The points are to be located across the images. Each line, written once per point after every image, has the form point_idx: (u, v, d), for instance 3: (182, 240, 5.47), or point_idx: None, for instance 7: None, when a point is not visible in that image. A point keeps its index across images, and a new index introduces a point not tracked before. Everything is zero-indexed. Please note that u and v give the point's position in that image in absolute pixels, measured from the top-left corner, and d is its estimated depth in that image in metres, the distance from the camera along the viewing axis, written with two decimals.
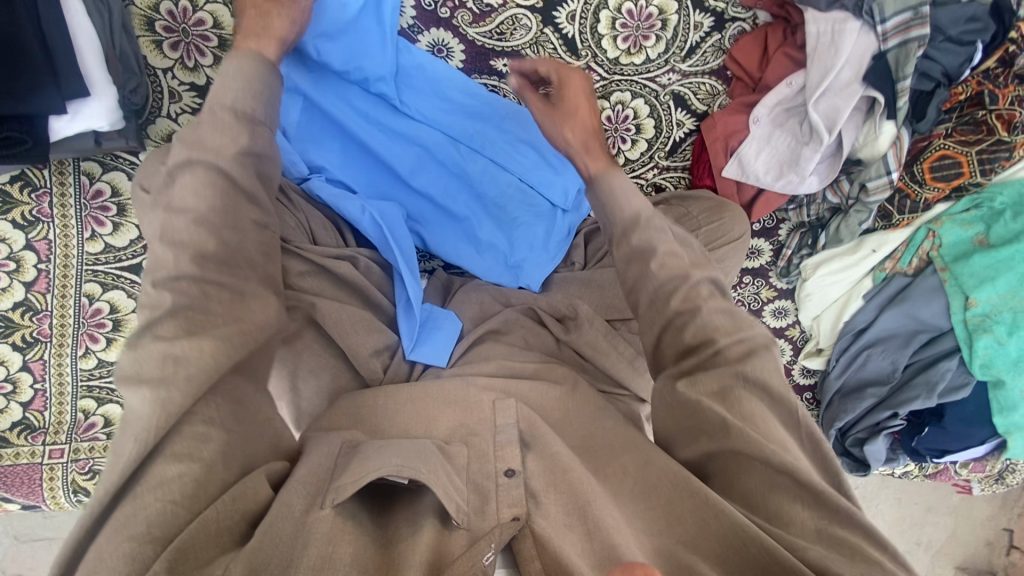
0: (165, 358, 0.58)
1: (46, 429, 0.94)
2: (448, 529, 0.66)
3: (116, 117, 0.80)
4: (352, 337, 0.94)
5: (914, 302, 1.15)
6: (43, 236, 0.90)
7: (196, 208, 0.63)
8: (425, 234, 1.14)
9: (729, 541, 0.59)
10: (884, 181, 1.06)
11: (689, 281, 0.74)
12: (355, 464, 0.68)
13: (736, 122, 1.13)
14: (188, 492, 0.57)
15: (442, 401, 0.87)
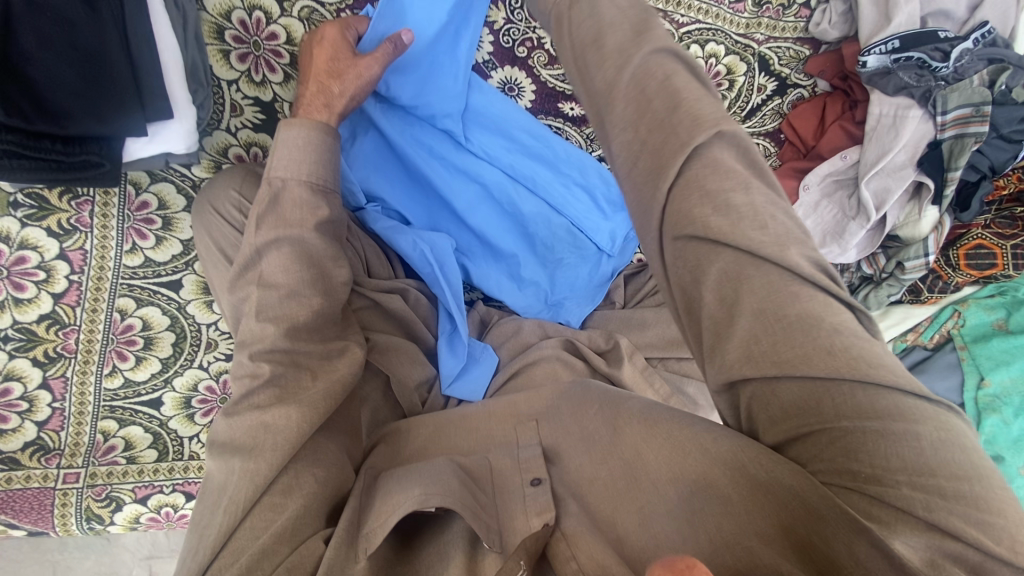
0: (259, 426, 0.70)
1: (61, 451, 0.87)
2: (477, 552, 0.66)
3: (193, 140, 0.78)
4: (401, 370, 0.93)
5: (931, 376, 1.19)
6: (80, 246, 0.84)
7: (287, 284, 0.75)
8: (471, 268, 1.10)
9: (756, 490, 0.48)
10: (921, 261, 1.10)
11: (634, 60, 0.53)
12: (380, 505, 0.68)
13: (788, 186, 1.16)
14: (255, 565, 0.62)
15: (459, 429, 0.83)
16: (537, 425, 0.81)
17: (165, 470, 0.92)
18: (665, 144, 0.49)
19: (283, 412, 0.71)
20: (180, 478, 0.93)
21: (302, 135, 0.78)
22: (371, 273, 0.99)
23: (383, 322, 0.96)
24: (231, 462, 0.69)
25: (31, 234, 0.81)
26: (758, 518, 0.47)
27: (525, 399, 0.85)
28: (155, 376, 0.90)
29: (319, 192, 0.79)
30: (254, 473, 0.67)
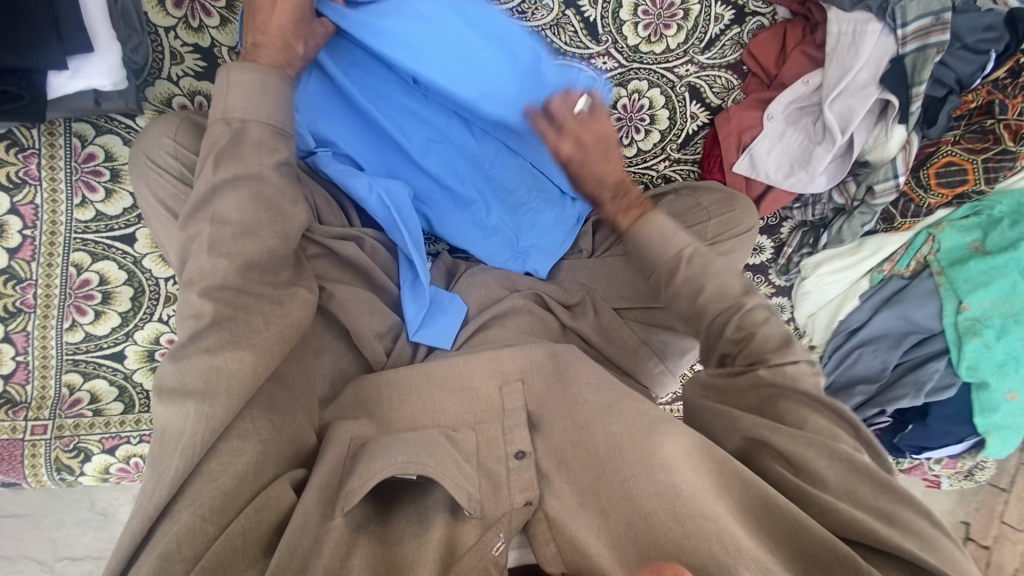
0: (208, 368, 0.68)
1: (28, 404, 0.90)
2: (458, 521, 0.73)
3: (120, 77, 0.76)
4: (357, 320, 0.91)
5: (907, 305, 1.19)
6: (30, 201, 0.86)
7: (238, 220, 0.75)
8: (431, 216, 1.07)
9: (786, 533, 0.66)
10: (890, 184, 1.08)
11: (741, 310, 0.81)
12: (362, 468, 0.73)
13: (751, 117, 1.12)
14: (217, 506, 0.64)
15: (432, 380, 0.87)
16: (523, 386, 0.86)
17: (131, 422, 0.94)
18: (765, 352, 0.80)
19: (238, 355, 0.70)
20: (145, 429, 0.95)
21: (257, 80, 0.79)
22: (323, 221, 0.95)
23: (335, 271, 0.94)
24: (185, 406, 0.67)
25: None
26: (773, 546, 0.66)
27: (510, 356, 0.88)
28: (116, 329, 0.92)
29: (279, 134, 0.80)
30: (209, 416, 0.66)
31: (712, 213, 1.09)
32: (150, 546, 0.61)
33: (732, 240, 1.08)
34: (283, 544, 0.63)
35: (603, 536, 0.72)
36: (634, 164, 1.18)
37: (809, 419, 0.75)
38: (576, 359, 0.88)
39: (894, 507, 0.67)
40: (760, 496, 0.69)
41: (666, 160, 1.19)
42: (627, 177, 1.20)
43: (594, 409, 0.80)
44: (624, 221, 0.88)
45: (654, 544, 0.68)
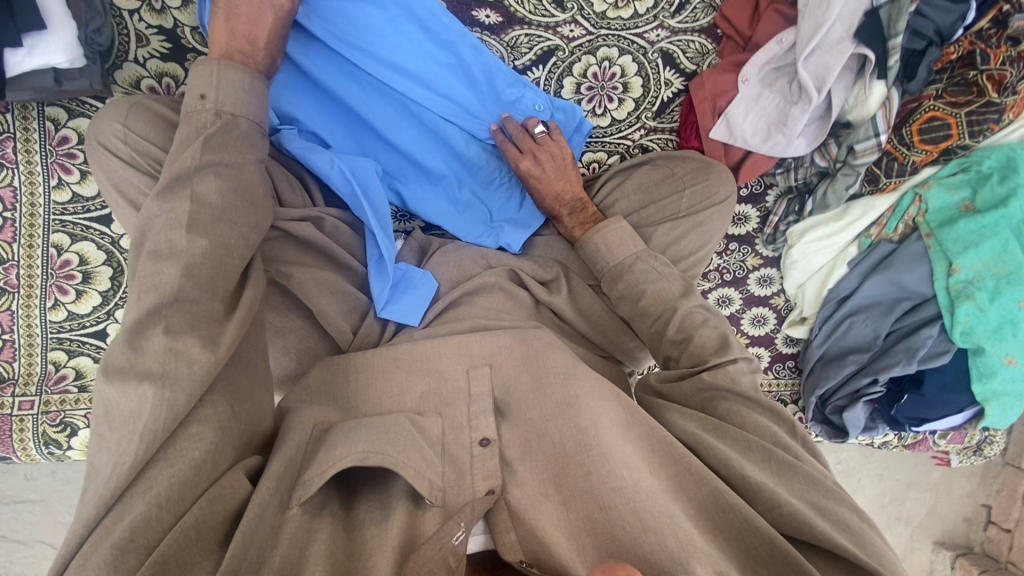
0: (167, 351, 0.61)
1: (15, 380, 0.94)
2: (419, 508, 0.68)
3: (76, 54, 0.79)
4: (318, 299, 0.89)
5: (897, 269, 1.16)
6: (8, 183, 0.90)
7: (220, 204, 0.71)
8: (404, 192, 1.07)
9: (731, 521, 0.65)
10: (871, 143, 1.05)
11: (679, 311, 0.92)
12: (320, 457, 0.68)
13: (725, 81, 1.09)
14: (174, 495, 0.59)
15: (400, 364, 0.83)
16: (491, 370, 0.83)
17: None
18: (703, 351, 0.89)
19: (199, 343, 0.63)
20: None
21: (244, 78, 0.77)
22: (283, 204, 0.94)
23: (293, 254, 0.91)
24: (141, 390, 0.60)
25: None
26: (720, 539, 0.64)
27: (477, 339, 0.85)
28: (97, 308, 0.96)
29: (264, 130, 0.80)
30: (170, 402, 0.60)
31: (687, 182, 1.07)
32: (92, 540, 0.55)
33: (708, 211, 1.06)
34: (235, 543, 0.57)
35: (562, 525, 0.69)
36: (608, 134, 1.17)
37: (748, 417, 0.78)
38: (545, 347, 0.85)
39: (835, 505, 0.67)
40: (709, 489, 0.68)
41: (641, 128, 1.17)
42: (602, 147, 1.18)
43: (563, 399, 0.78)
44: (575, 229, 1.04)
45: (612, 535, 0.64)
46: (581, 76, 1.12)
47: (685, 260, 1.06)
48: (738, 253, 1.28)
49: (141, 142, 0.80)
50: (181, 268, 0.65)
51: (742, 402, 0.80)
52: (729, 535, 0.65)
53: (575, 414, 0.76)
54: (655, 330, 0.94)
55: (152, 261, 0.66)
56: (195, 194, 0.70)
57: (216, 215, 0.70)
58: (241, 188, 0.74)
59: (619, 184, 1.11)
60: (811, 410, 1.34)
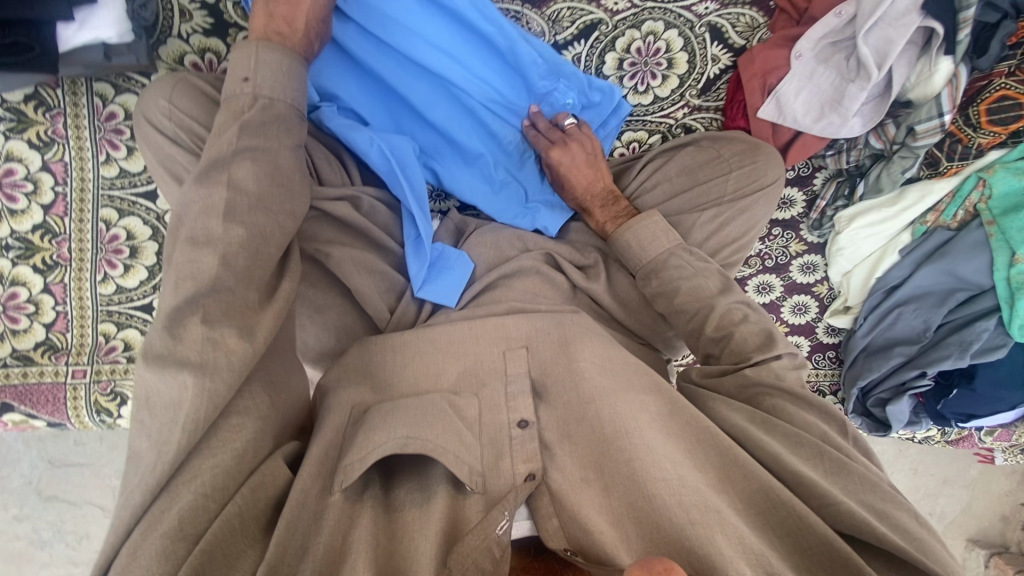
0: (205, 341, 0.61)
1: (68, 350, 0.98)
2: (461, 495, 0.69)
3: (125, 29, 0.79)
4: (356, 279, 0.89)
5: (954, 259, 1.10)
6: (59, 158, 0.92)
7: (256, 190, 0.69)
8: (439, 171, 1.05)
9: (784, 520, 0.64)
10: (934, 123, 0.99)
11: (717, 309, 0.89)
12: (360, 441, 0.68)
13: (776, 57, 1.03)
14: (218, 484, 0.61)
15: (436, 345, 0.81)
16: (527, 353, 0.82)
17: None
18: (746, 347, 0.86)
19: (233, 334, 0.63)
20: None
21: (281, 60, 0.76)
22: (322, 181, 0.94)
23: (330, 235, 0.91)
24: (181, 377, 0.59)
25: (16, 146, 0.90)
26: (772, 538, 0.63)
27: (514, 321, 0.84)
28: (145, 282, 0.98)
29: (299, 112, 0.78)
30: (212, 392, 0.60)
31: (733, 165, 1.04)
32: (143, 529, 0.56)
33: (753, 195, 1.02)
34: (274, 541, 0.57)
35: (604, 510, 0.68)
36: (649, 112, 1.13)
37: (796, 415, 0.76)
38: (582, 334, 0.83)
39: (894, 510, 0.65)
40: (759, 484, 0.67)
41: (685, 107, 1.13)
42: (643, 126, 1.15)
43: (603, 388, 0.77)
44: (605, 223, 1.01)
45: (657, 523, 0.64)
46: (624, 52, 1.08)
47: (728, 245, 1.03)
48: (781, 239, 1.24)
49: (185, 118, 0.80)
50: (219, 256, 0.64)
51: (790, 399, 0.78)
52: (780, 532, 0.63)
53: (615, 403, 0.75)
54: (691, 327, 0.91)
55: (190, 249, 0.64)
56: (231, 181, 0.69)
57: (252, 205, 0.69)
58: (279, 177, 0.73)
59: (661, 165, 1.08)
60: (851, 401, 1.31)
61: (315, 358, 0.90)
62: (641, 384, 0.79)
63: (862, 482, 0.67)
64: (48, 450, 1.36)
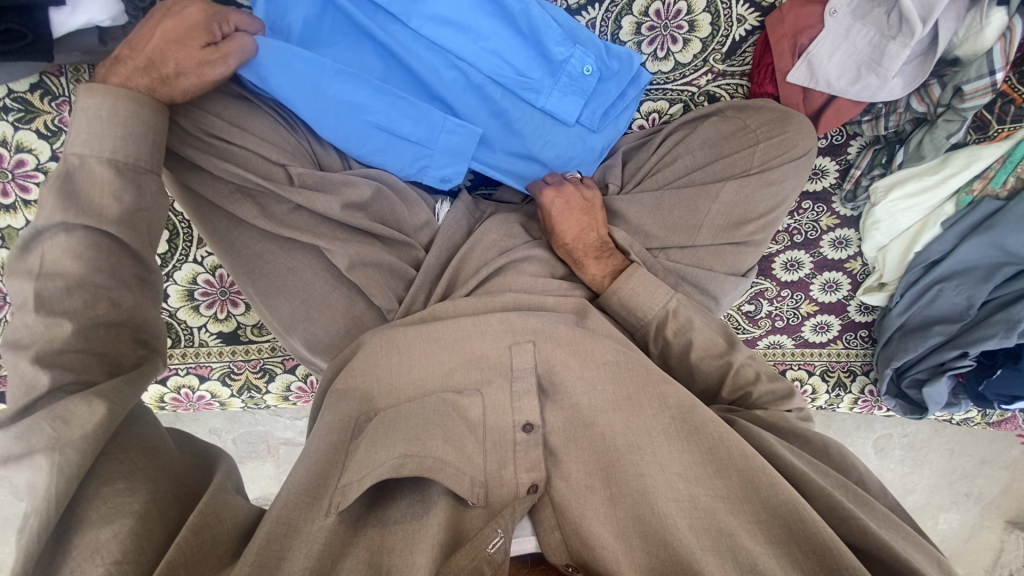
0: (55, 419, 0.54)
1: None
2: (462, 506, 0.68)
3: (116, 11, 0.77)
4: (359, 274, 0.87)
5: (1002, 230, 1.01)
6: None
7: (71, 271, 0.62)
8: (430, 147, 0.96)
9: (801, 544, 0.59)
10: (984, 83, 0.89)
11: (734, 365, 0.86)
12: (357, 462, 0.66)
13: (809, 14, 0.96)
14: (128, 550, 0.53)
15: (442, 345, 0.79)
16: (533, 348, 0.79)
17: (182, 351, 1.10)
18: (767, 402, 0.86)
19: (87, 401, 0.57)
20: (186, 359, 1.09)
21: (106, 105, 0.68)
22: (323, 166, 0.93)
23: (323, 225, 0.88)
24: (32, 462, 0.52)
25: (25, 137, 0.90)
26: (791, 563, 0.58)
27: (520, 315, 0.81)
28: None
29: (128, 172, 0.68)
30: (62, 465, 0.53)
31: (761, 134, 0.97)
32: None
33: (782, 167, 0.96)
34: (250, 554, 0.57)
35: (610, 522, 0.67)
36: (670, 80, 1.06)
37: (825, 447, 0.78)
38: (588, 336, 0.80)
39: (922, 555, 0.62)
40: (780, 498, 0.61)
41: (708, 73, 1.06)
42: (664, 95, 1.08)
43: (608, 402, 0.75)
44: (600, 278, 0.94)
45: (664, 543, 0.62)
46: (642, 15, 1.01)
47: (753, 221, 0.96)
48: (812, 212, 1.17)
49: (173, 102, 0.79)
50: (37, 360, 0.58)
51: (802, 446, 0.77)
52: (803, 554, 0.58)
53: (627, 417, 0.73)
54: (706, 390, 0.89)
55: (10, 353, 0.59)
56: (43, 267, 0.62)
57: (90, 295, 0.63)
58: (103, 257, 0.64)
59: (682, 137, 1.03)
60: (885, 383, 1.25)
61: (324, 348, 0.90)
62: (659, 398, 0.74)
63: (885, 520, 0.65)
64: None
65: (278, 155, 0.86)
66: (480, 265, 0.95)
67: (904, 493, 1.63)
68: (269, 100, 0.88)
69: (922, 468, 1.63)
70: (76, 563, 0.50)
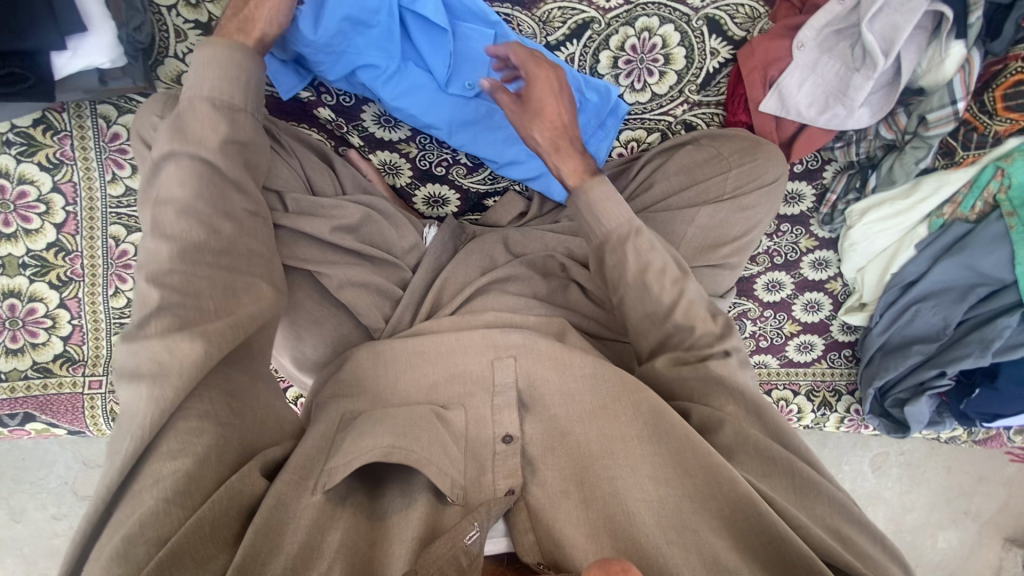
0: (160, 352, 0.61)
1: (85, 361, 1.03)
2: (442, 504, 0.69)
3: (116, 54, 0.82)
4: (347, 294, 0.91)
5: (973, 253, 1.04)
6: (68, 179, 0.96)
7: (181, 197, 0.69)
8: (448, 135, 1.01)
9: (760, 537, 0.61)
10: (946, 112, 0.94)
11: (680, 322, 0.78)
12: (348, 445, 0.69)
13: (778, 48, 1.00)
14: (180, 488, 0.57)
15: (427, 358, 0.83)
16: (514, 362, 0.81)
17: None
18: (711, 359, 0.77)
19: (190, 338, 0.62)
20: None
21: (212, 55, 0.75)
22: (314, 190, 0.96)
23: (314, 248, 0.91)
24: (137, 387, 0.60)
25: (27, 169, 0.94)
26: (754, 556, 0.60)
27: (501, 331, 0.84)
28: None
29: (224, 110, 0.73)
30: (159, 399, 0.59)
31: (733, 162, 1.01)
32: (106, 534, 0.55)
33: (754, 193, 1.00)
34: (247, 540, 0.57)
35: (583, 523, 0.69)
36: (648, 110, 1.10)
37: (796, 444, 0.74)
38: (567, 348, 0.81)
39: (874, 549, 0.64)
40: (739, 491, 0.63)
41: (684, 103, 1.10)
42: (641, 125, 1.12)
43: (585, 411, 0.77)
44: (569, 175, 0.83)
45: (636, 543, 0.64)
46: (619, 49, 1.05)
47: (727, 244, 0.99)
48: (790, 235, 1.20)
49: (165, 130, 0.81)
50: (150, 279, 0.65)
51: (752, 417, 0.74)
52: (763, 549, 0.60)
53: (602, 425, 0.75)
54: (654, 311, 0.79)
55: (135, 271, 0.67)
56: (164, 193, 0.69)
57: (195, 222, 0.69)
58: (210, 188, 0.70)
59: (660, 163, 1.07)
60: (869, 402, 1.26)
61: (314, 367, 0.92)
62: (632, 404, 0.75)
63: (831, 503, 0.67)
64: (81, 451, 1.43)
65: (272, 182, 0.89)
66: (458, 289, 0.98)
67: (903, 512, 1.62)
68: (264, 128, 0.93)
69: (918, 486, 1.63)
70: (142, 489, 0.57)
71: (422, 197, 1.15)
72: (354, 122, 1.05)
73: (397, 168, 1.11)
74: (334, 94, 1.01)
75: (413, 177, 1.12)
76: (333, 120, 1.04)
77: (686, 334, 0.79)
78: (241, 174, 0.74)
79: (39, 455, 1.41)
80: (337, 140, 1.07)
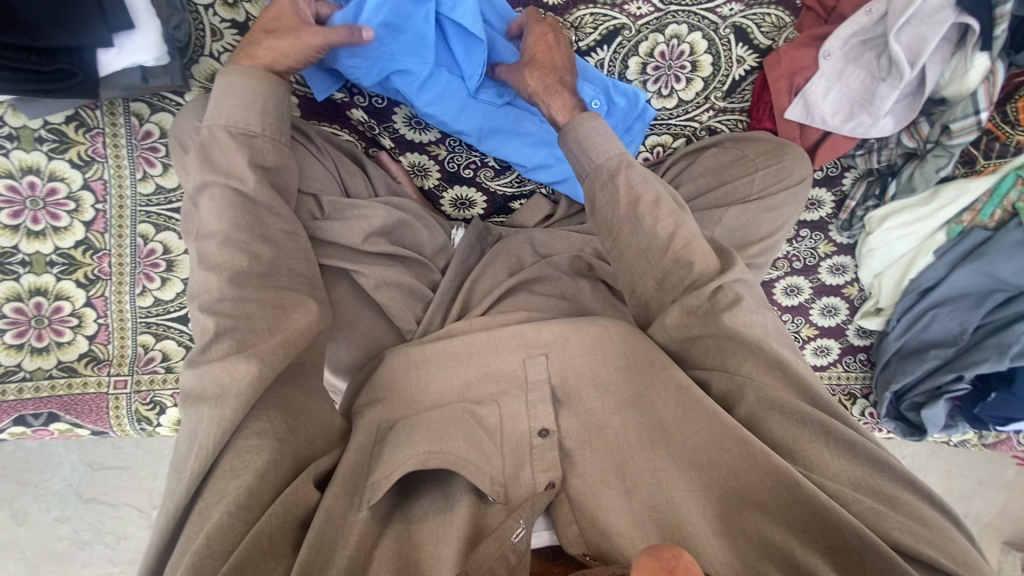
0: (212, 372, 0.63)
1: (110, 361, 1.03)
2: (484, 502, 0.69)
3: (161, 52, 0.82)
4: (383, 293, 0.91)
5: (991, 259, 1.07)
6: (99, 176, 0.96)
7: (221, 229, 0.70)
8: (480, 140, 1.01)
9: (798, 511, 0.59)
10: (969, 121, 0.96)
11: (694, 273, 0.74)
12: (386, 459, 0.69)
13: (804, 57, 1.02)
14: (243, 501, 0.59)
15: (457, 359, 0.82)
16: (547, 360, 0.81)
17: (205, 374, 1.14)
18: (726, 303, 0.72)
19: (247, 359, 0.64)
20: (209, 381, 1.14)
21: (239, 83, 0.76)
22: (348, 193, 0.97)
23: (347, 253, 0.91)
24: (200, 411, 0.62)
25: (59, 166, 0.94)
26: (797, 533, 0.59)
27: (532, 328, 0.83)
28: (180, 294, 1.03)
29: (241, 136, 0.75)
30: (223, 420, 0.61)
31: (759, 164, 1.02)
32: (178, 551, 0.56)
33: (781, 194, 1.01)
34: (307, 545, 0.58)
35: (626, 511, 0.68)
36: (674, 115, 1.12)
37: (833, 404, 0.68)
38: (601, 343, 0.81)
39: (929, 510, 0.60)
40: (775, 463, 0.61)
41: (709, 110, 1.12)
42: (668, 130, 1.13)
43: (622, 401, 0.77)
44: (558, 111, 0.86)
45: (680, 527, 0.64)
46: (647, 56, 1.06)
47: (755, 244, 1.00)
48: (809, 241, 1.22)
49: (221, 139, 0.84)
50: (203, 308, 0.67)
51: (773, 370, 0.70)
52: (807, 524, 0.58)
53: (637, 415, 0.75)
54: (650, 245, 0.76)
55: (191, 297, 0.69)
56: (206, 227, 0.71)
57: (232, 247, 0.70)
58: (244, 215, 0.72)
59: (686, 167, 1.09)
60: (884, 406, 1.28)
61: (343, 369, 0.92)
62: (662, 384, 0.75)
63: (871, 462, 0.63)
64: (89, 453, 1.40)
65: (308, 184, 0.89)
66: (490, 287, 0.99)
67: None
68: (299, 132, 0.93)
69: None
70: (208, 505, 0.59)
71: (449, 199, 1.15)
72: (385, 123, 1.05)
73: (425, 170, 1.12)
74: (366, 95, 1.02)
75: (441, 179, 1.13)
76: (364, 122, 1.05)
77: (686, 271, 0.75)
78: (271, 197, 0.75)
79: (45, 457, 1.39)
80: (367, 141, 1.08)
